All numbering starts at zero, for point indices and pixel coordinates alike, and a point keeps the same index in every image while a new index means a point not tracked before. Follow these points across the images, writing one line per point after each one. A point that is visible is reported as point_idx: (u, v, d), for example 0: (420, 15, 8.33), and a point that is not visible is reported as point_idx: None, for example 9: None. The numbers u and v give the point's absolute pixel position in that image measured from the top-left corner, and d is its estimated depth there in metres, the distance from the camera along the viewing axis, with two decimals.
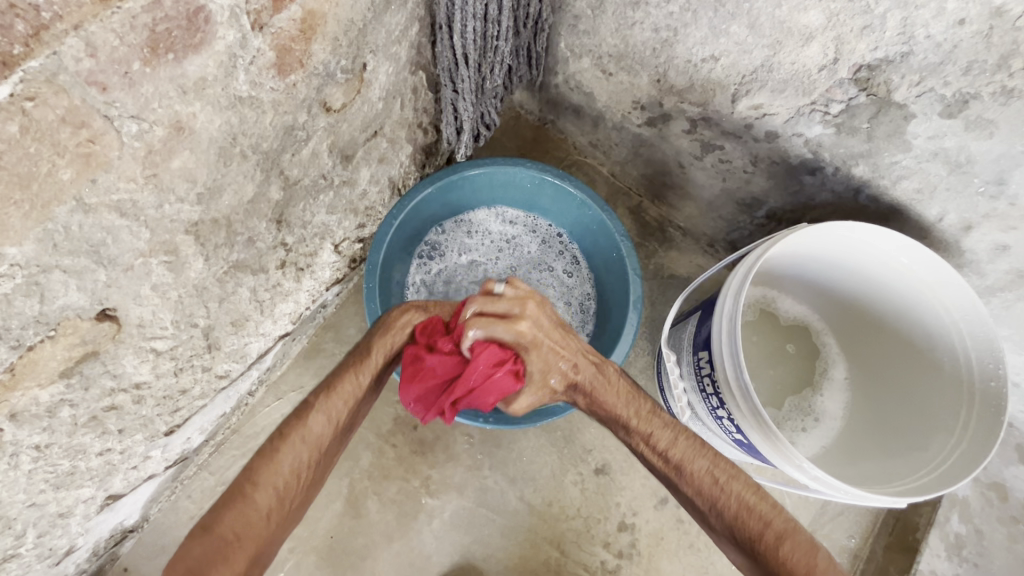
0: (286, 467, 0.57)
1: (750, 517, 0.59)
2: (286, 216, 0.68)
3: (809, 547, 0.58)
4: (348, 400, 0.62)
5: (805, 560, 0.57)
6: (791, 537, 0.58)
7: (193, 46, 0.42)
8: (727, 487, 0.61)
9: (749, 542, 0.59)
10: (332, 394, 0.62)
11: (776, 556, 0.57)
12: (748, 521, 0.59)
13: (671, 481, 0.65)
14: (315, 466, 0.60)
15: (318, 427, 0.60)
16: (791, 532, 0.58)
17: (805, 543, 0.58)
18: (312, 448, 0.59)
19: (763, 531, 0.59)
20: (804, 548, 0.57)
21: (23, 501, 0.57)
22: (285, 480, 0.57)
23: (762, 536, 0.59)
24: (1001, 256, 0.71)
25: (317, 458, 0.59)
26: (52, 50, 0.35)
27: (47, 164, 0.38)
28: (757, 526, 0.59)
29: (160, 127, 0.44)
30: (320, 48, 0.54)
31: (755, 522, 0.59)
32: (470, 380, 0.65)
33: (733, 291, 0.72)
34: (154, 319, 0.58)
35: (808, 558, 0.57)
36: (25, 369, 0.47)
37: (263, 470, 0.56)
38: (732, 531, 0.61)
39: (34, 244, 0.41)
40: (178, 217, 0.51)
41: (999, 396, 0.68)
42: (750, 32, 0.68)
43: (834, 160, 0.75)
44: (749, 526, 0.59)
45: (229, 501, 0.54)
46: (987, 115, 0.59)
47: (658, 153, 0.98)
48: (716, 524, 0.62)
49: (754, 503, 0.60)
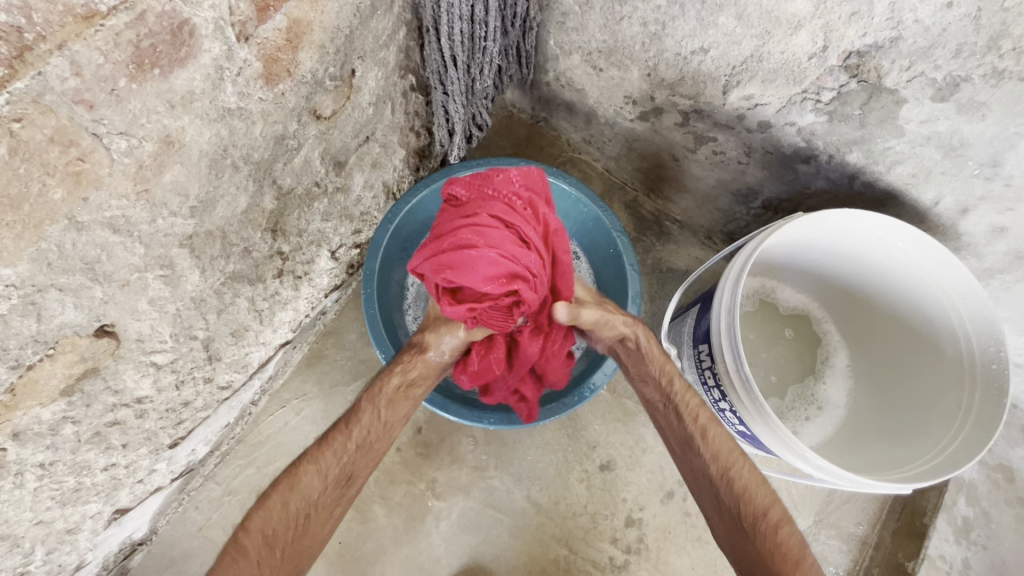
0: (278, 516, 0.62)
1: (759, 493, 0.66)
2: (281, 224, 0.68)
3: (800, 540, 0.64)
4: (335, 448, 0.68)
5: (796, 547, 0.63)
6: (788, 524, 0.65)
7: (179, 60, 0.42)
8: (741, 460, 0.68)
9: (749, 517, 0.65)
10: (332, 444, 0.68)
11: (773, 537, 0.63)
12: (755, 497, 0.66)
13: (686, 447, 0.70)
14: (309, 514, 0.65)
15: (309, 478, 0.65)
16: (789, 520, 0.65)
17: (797, 535, 0.64)
18: (306, 498, 0.64)
19: (767, 510, 0.65)
20: (797, 539, 0.64)
21: (30, 519, 0.57)
22: (274, 528, 0.62)
23: (763, 515, 0.65)
24: (998, 238, 0.71)
25: (307, 508, 0.64)
26: (38, 70, 0.35)
27: (38, 184, 0.38)
28: (762, 505, 0.65)
29: (150, 142, 0.44)
30: (308, 57, 0.54)
31: (761, 497, 0.65)
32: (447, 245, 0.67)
33: (731, 282, 0.72)
34: (153, 334, 0.58)
35: (799, 549, 0.63)
36: (26, 389, 0.47)
37: (257, 519, 0.61)
38: (735, 507, 0.66)
39: (29, 264, 0.41)
40: (172, 231, 0.51)
41: (1000, 379, 0.68)
42: (738, 22, 0.68)
43: (828, 148, 0.75)
44: (756, 501, 0.65)
45: (225, 551, 0.59)
46: (979, 97, 0.59)
47: (652, 148, 0.98)
48: (722, 496, 0.67)
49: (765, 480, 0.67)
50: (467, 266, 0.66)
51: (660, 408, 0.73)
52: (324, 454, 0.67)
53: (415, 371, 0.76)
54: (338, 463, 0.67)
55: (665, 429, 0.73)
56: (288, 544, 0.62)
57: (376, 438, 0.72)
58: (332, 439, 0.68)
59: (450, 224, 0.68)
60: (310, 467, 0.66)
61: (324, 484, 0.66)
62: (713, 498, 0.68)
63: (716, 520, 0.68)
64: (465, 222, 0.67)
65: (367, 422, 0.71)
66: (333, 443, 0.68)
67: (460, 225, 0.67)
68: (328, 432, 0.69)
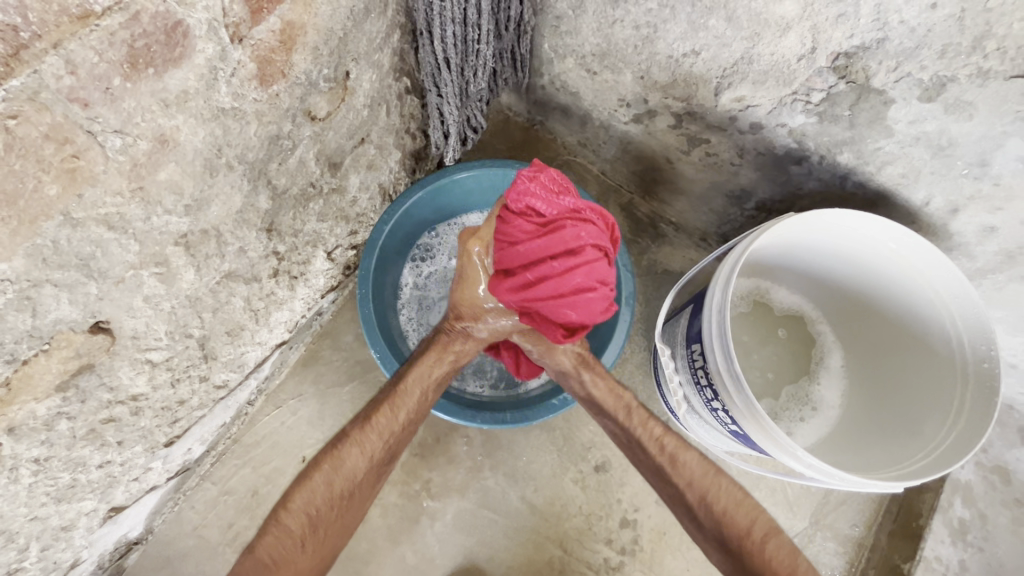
0: (320, 496, 0.66)
1: (739, 513, 0.69)
2: (276, 224, 0.68)
3: (790, 551, 0.67)
4: (378, 431, 0.72)
5: (788, 558, 0.66)
6: (775, 536, 0.68)
7: (173, 59, 0.43)
8: (716, 482, 0.71)
9: (737, 538, 0.68)
10: (374, 426, 0.72)
11: (762, 553, 0.66)
12: (737, 518, 0.69)
13: (660, 477, 0.74)
14: (349, 496, 0.69)
15: (352, 459, 0.69)
16: (775, 532, 0.68)
17: (788, 547, 0.67)
18: (350, 477, 0.69)
19: (750, 526, 0.68)
20: (787, 549, 0.67)
21: (25, 515, 0.57)
22: (316, 508, 0.66)
23: (748, 534, 0.68)
24: (989, 238, 0.71)
25: (348, 489, 0.68)
26: (34, 68, 0.36)
27: (33, 180, 0.39)
28: (745, 522, 0.69)
29: (144, 140, 0.45)
30: (301, 58, 0.55)
31: (743, 517, 0.69)
32: (569, 290, 0.66)
33: (722, 281, 0.72)
34: (148, 331, 0.58)
35: (789, 558, 0.66)
36: (21, 383, 0.48)
37: (298, 497, 0.66)
38: (718, 528, 0.69)
39: (24, 259, 0.41)
40: (167, 229, 0.52)
41: (992, 377, 0.68)
42: (728, 25, 0.69)
43: (819, 148, 0.75)
44: (737, 521, 0.69)
45: (267, 527, 0.64)
46: (966, 97, 0.59)
47: (647, 150, 0.99)
48: (703, 521, 0.70)
49: (742, 497, 0.70)
50: (587, 308, 0.68)
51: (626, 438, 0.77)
52: (367, 436, 0.71)
53: (463, 352, 0.82)
54: (380, 445, 0.72)
55: (638, 463, 0.76)
56: (331, 523, 0.66)
57: (416, 419, 0.77)
58: (374, 421, 0.72)
59: (557, 267, 0.65)
60: (353, 448, 0.70)
61: (367, 465, 0.70)
62: (695, 523, 0.71)
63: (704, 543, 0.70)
64: (577, 265, 0.65)
65: (410, 405, 0.75)
66: (376, 425, 0.72)
67: (579, 270, 0.65)
68: (371, 413, 0.73)
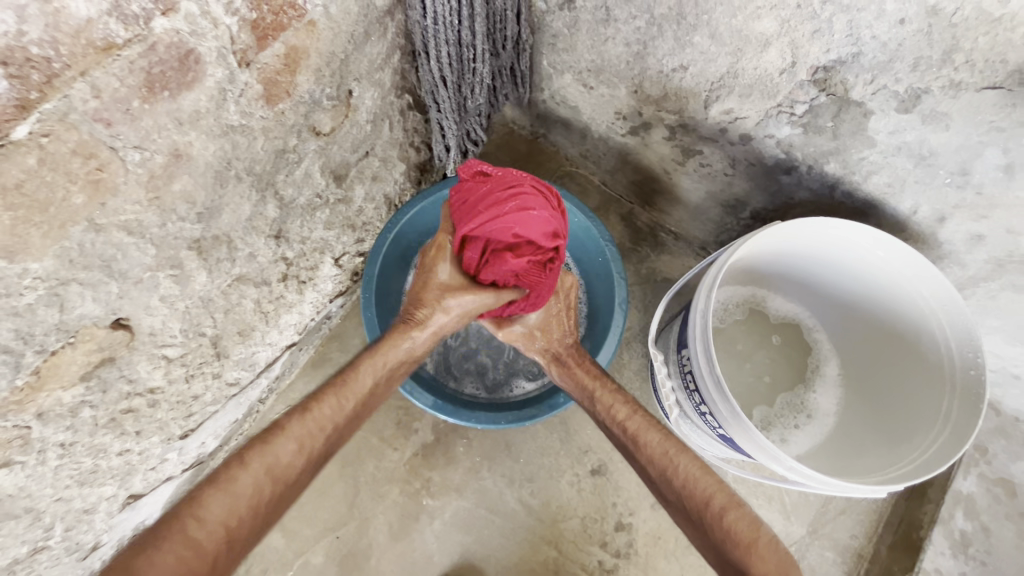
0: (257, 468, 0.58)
1: (697, 485, 0.69)
2: (284, 231, 0.74)
3: (753, 522, 0.65)
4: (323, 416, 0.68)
5: (749, 530, 0.64)
6: (735, 509, 0.66)
7: (186, 83, 0.48)
8: (675, 460, 0.72)
9: (694, 510, 0.68)
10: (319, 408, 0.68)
11: (721, 526, 0.65)
12: (696, 489, 0.69)
13: (632, 457, 0.76)
14: (281, 497, 0.59)
15: (285, 453, 0.61)
16: (735, 505, 0.66)
17: (749, 519, 0.65)
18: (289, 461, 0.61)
19: (707, 500, 0.67)
20: (748, 520, 0.65)
21: (51, 495, 0.63)
22: (240, 516, 0.55)
23: (706, 504, 0.67)
24: (978, 246, 0.71)
25: (279, 489, 0.59)
26: (64, 93, 0.41)
27: (63, 191, 0.44)
28: (702, 497, 0.68)
29: (160, 154, 0.50)
30: (305, 79, 0.60)
31: (698, 488, 0.68)
32: (508, 206, 0.71)
33: (706, 287, 0.74)
34: (164, 329, 0.64)
35: (752, 530, 0.64)
36: (49, 373, 0.53)
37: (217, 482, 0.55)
38: (682, 503, 0.69)
39: (54, 260, 0.47)
40: (181, 234, 0.57)
41: (978, 384, 0.68)
42: (711, 41, 0.72)
43: (806, 159, 0.77)
44: (695, 494, 0.68)
45: (168, 534, 0.50)
46: (941, 108, 0.61)
47: (644, 162, 1.02)
48: (670, 496, 0.71)
49: (698, 474, 0.70)
50: (527, 222, 0.71)
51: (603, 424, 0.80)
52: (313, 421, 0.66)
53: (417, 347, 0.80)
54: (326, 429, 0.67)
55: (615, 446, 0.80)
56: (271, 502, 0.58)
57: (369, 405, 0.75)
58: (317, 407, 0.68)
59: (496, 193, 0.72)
60: (285, 435, 0.62)
61: (307, 458, 0.63)
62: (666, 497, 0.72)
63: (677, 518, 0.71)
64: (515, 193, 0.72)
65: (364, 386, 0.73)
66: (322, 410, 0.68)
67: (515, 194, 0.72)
68: (312, 403, 0.68)
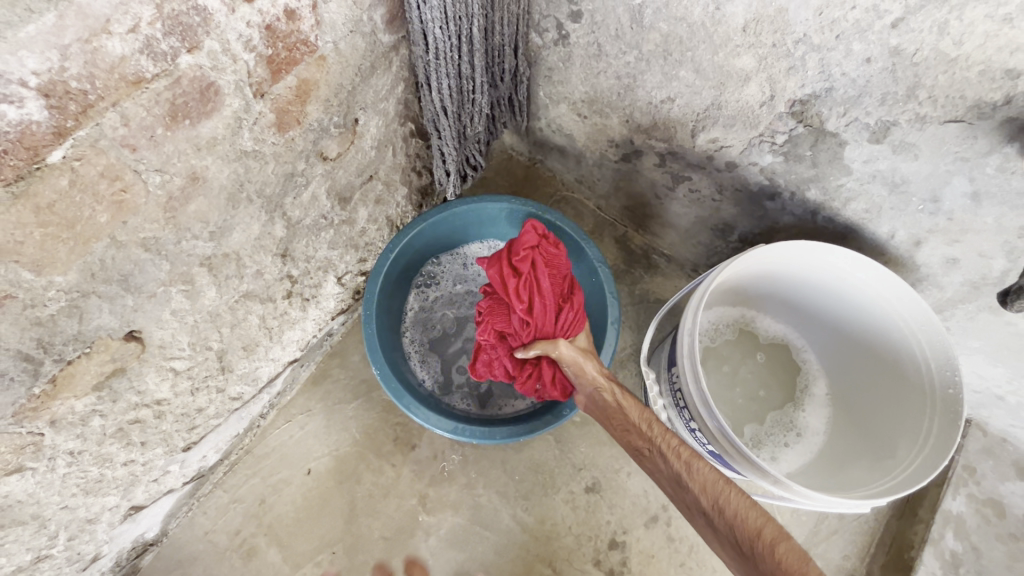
0: None
1: (748, 514, 0.62)
2: (290, 250, 0.77)
3: (803, 557, 0.58)
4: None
5: (799, 562, 0.57)
6: (785, 540, 0.59)
7: (206, 112, 0.52)
8: (726, 485, 0.65)
9: (749, 543, 0.61)
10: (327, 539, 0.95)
11: (771, 558, 0.58)
12: (749, 520, 0.62)
13: (677, 486, 0.68)
14: None
15: None
16: (785, 536, 0.60)
17: (798, 550, 0.58)
18: None
19: (759, 530, 0.61)
20: (797, 552, 0.58)
21: (57, 503, 0.65)
22: None
23: (758, 534, 0.61)
24: (953, 269, 0.75)
25: None
26: (96, 121, 0.44)
27: (90, 210, 0.47)
28: (753, 526, 0.61)
29: (179, 177, 0.54)
30: (314, 109, 0.65)
31: (753, 518, 0.61)
32: None
33: (692, 308, 0.77)
34: (174, 342, 0.67)
35: (801, 563, 0.57)
36: (65, 381, 0.56)
37: None
38: (733, 536, 0.62)
39: (78, 274, 0.50)
40: (194, 252, 0.61)
41: (957, 403, 0.70)
42: (696, 76, 0.76)
43: (789, 185, 0.81)
44: (747, 523, 0.62)
45: None
46: (909, 139, 0.65)
47: (636, 187, 1.06)
48: (718, 525, 0.64)
49: (748, 505, 0.63)
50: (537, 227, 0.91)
51: (645, 453, 0.72)
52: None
53: None
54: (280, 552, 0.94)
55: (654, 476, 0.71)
56: None
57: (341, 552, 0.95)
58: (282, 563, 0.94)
59: None
60: None
61: None
62: (714, 529, 0.64)
63: (727, 554, 0.63)
64: None
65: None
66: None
67: None
68: None
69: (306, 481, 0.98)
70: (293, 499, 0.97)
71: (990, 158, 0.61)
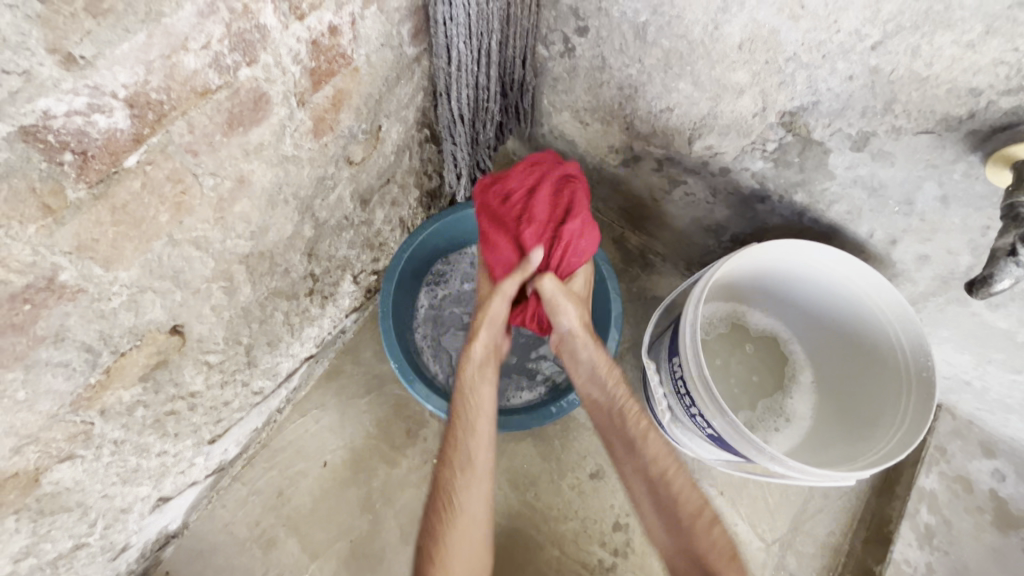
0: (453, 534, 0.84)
1: (693, 496, 0.78)
2: (316, 250, 0.82)
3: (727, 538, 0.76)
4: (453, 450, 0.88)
5: (726, 541, 0.75)
6: (719, 523, 0.76)
7: (257, 120, 0.57)
8: (675, 469, 0.80)
9: (681, 522, 0.77)
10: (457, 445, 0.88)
11: (679, 536, 0.77)
12: (689, 499, 0.78)
13: (630, 449, 0.83)
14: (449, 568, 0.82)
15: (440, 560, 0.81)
16: (719, 521, 0.77)
17: (722, 536, 0.76)
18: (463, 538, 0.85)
19: (693, 513, 0.77)
20: (724, 536, 0.76)
21: (99, 491, 0.68)
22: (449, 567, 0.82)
23: (697, 516, 0.77)
24: (925, 265, 0.82)
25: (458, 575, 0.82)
26: (167, 129, 0.48)
27: (154, 210, 0.51)
28: (689, 509, 0.77)
29: (229, 180, 0.58)
30: (346, 116, 0.69)
31: (695, 496, 0.78)
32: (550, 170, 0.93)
33: (693, 303, 0.84)
34: (210, 336, 0.70)
35: (727, 543, 0.75)
36: (116, 373, 0.59)
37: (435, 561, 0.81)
38: (673, 504, 0.78)
39: (138, 270, 0.54)
40: (235, 250, 0.65)
41: (929, 384, 0.78)
42: (694, 88, 0.83)
43: (778, 189, 0.88)
44: (685, 507, 0.78)
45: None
46: (886, 148, 0.72)
47: (634, 190, 1.12)
48: (661, 497, 0.79)
49: (691, 487, 0.79)
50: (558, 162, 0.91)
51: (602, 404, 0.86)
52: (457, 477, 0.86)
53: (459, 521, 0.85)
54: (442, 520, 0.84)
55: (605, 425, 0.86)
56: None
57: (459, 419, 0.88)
58: (443, 510, 0.85)
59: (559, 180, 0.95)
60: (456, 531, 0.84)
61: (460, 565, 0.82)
62: (658, 500, 0.80)
63: (637, 496, 0.82)
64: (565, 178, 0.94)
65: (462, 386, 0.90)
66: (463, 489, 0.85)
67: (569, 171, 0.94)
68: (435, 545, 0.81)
69: (322, 473, 1.01)
70: (311, 490, 1.00)
71: (957, 165, 0.69)
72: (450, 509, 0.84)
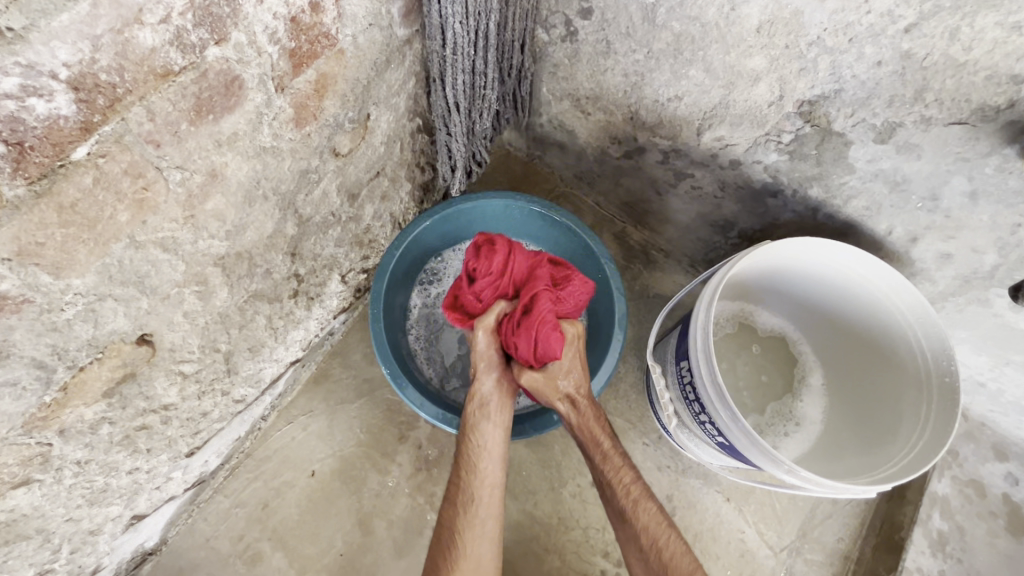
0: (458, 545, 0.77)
1: (683, 562, 0.77)
2: (299, 249, 0.76)
3: None
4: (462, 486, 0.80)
5: None
6: None
7: (230, 107, 0.50)
8: (666, 533, 0.79)
9: None
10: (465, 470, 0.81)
11: None
12: (682, 567, 0.76)
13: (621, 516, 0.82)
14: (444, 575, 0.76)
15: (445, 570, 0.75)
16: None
17: None
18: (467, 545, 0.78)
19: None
20: None
21: (62, 515, 0.62)
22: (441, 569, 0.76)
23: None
24: (946, 264, 0.78)
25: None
26: (123, 116, 0.42)
27: (111, 209, 0.45)
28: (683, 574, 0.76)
29: (199, 174, 0.52)
30: (331, 104, 0.63)
31: (687, 563, 0.76)
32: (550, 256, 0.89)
33: (705, 305, 0.80)
34: (184, 344, 0.64)
35: None
36: (75, 389, 0.53)
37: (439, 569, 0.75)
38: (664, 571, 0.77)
39: (95, 276, 0.48)
40: (209, 252, 0.59)
41: (953, 391, 0.74)
42: (706, 75, 0.78)
43: (792, 183, 0.83)
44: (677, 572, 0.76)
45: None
46: (913, 140, 0.67)
47: (637, 184, 1.07)
48: (651, 562, 0.78)
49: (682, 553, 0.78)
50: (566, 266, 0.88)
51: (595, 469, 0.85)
52: (464, 518, 0.78)
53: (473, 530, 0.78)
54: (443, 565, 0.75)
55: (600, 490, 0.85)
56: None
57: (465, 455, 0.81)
58: (448, 550, 0.76)
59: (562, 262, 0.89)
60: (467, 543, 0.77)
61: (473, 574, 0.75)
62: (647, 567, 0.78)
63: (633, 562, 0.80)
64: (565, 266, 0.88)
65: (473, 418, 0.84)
66: (469, 531, 0.77)
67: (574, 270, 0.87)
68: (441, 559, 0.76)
69: (310, 484, 0.96)
70: (298, 501, 0.95)
71: (990, 159, 0.64)
72: (455, 551, 0.76)
